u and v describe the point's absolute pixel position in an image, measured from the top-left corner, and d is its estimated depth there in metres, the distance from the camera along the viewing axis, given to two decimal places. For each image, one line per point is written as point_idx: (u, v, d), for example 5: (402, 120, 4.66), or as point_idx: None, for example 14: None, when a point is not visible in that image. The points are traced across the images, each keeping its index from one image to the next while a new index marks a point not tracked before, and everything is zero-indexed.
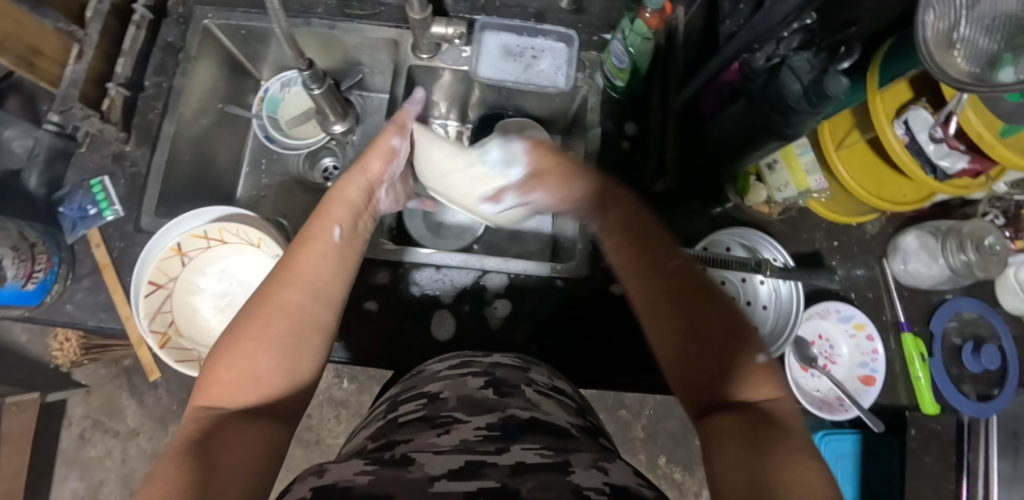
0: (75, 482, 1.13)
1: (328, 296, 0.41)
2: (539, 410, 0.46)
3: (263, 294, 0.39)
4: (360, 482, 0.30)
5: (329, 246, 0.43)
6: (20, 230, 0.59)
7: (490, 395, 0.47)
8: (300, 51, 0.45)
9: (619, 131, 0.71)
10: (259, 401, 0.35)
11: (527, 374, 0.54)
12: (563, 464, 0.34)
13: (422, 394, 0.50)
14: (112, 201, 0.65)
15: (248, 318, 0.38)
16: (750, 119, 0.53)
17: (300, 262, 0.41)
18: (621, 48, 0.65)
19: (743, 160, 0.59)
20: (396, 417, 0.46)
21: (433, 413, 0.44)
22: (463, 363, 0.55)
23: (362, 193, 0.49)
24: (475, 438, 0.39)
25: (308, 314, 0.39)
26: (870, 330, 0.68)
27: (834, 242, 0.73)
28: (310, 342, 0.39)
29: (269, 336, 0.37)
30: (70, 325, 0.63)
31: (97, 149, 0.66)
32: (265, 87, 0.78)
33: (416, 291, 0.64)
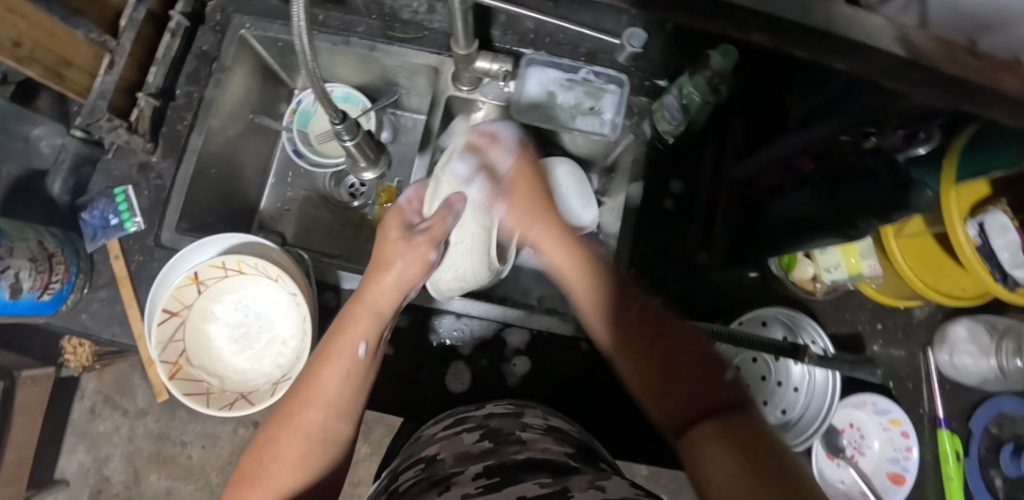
0: (83, 455, 1.16)
1: (349, 405, 0.42)
2: (533, 448, 0.46)
3: (282, 414, 0.40)
4: None
5: (352, 365, 0.43)
6: (39, 239, 0.58)
7: (485, 446, 0.47)
8: (333, 104, 0.42)
9: (663, 188, 0.68)
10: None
11: (521, 420, 0.52)
12: (561, 490, 0.36)
13: (421, 457, 0.50)
14: (134, 212, 0.63)
15: (268, 439, 0.39)
16: (810, 207, 0.49)
17: (317, 377, 0.42)
18: (674, 103, 0.61)
19: (794, 250, 0.54)
20: (396, 487, 0.46)
21: (431, 474, 0.45)
22: (457, 421, 0.54)
23: (391, 299, 0.48)
24: (475, 490, 0.39)
25: (330, 431, 0.41)
26: (906, 427, 0.64)
27: (878, 325, 0.69)
28: (329, 451, 0.40)
29: (292, 461, 0.38)
30: (83, 335, 0.63)
31: (124, 157, 0.64)
32: (299, 99, 0.76)
33: (434, 339, 0.62)
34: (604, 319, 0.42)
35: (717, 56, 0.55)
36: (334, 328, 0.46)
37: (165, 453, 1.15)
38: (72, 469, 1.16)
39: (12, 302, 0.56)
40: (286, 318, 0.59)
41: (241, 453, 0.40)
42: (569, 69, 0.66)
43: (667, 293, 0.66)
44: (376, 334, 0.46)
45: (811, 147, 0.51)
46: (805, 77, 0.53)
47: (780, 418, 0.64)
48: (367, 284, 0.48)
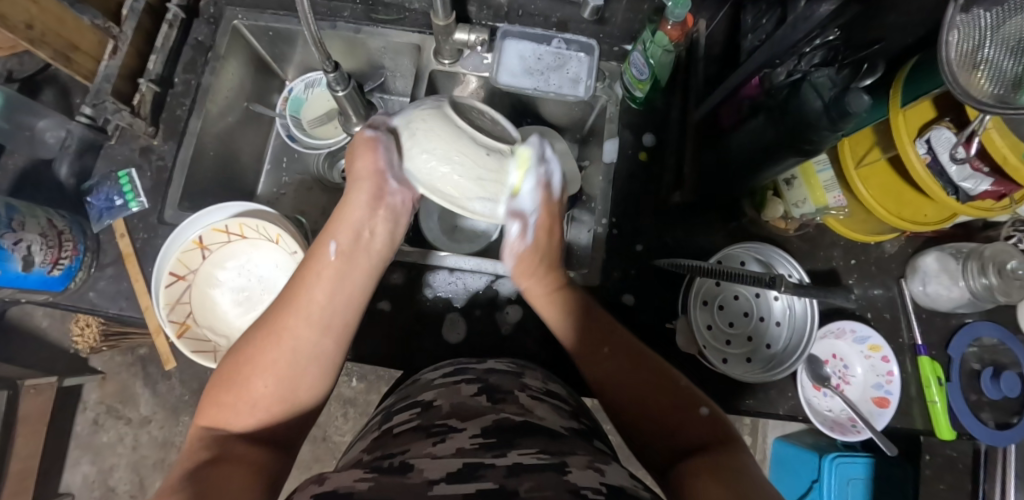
0: (87, 467, 1.15)
1: (336, 322, 0.45)
2: (532, 415, 0.46)
3: (265, 323, 0.43)
4: (360, 487, 0.32)
5: (326, 266, 0.45)
6: (49, 217, 0.61)
7: (482, 401, 0.48)
8: (326, 54, 0.46)
9: (637, 142, 0.72)
10: (259, 428, 0.40)
11: (521, 379, 0.54)
12: (559, 464, 0.35)
13: (416, 401, 0.51)
14: (138, 193, 0.67)
15: (251, 347, 0.42)
16: (773, 133, 0.54)
17: (304, 290, 0.44)
18: (641, 60, 0.65)
19: (764, 173, 0.58)
20: (391, 428, 0.47)
21: (427, 422, 0.45)
22: (458, 370, 0.56)
23: (366, 206, 0.48)
24: (471, 446, 0.39)
25: (305, 343, 0.43)
26: (886, 352, 0.66)
27: (852, 260, 0.72)
28: (313, 369, 0.43)
29: (270, 370, 0.41)
30: (91, 312, 0.65)
31: (127, 142, 0.68)
32: (290, 87, 0.79)
33: (430, 294, 0.65)
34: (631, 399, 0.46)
35: (673, 8, 0.58)
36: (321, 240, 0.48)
37: (169, 460, 1.14)
38: (77, 483, 1.15)
39: (24, 275, 0.58)
40: (287, 281, 0.62)
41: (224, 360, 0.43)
42: (541, 39, 0.70)
43: (647, 239, 0.70)
44: (353, 246, 0.47)
45: (765, 78, 0.56)
46: (752, 12, 0.58)
47: (766, 351, 0.67)
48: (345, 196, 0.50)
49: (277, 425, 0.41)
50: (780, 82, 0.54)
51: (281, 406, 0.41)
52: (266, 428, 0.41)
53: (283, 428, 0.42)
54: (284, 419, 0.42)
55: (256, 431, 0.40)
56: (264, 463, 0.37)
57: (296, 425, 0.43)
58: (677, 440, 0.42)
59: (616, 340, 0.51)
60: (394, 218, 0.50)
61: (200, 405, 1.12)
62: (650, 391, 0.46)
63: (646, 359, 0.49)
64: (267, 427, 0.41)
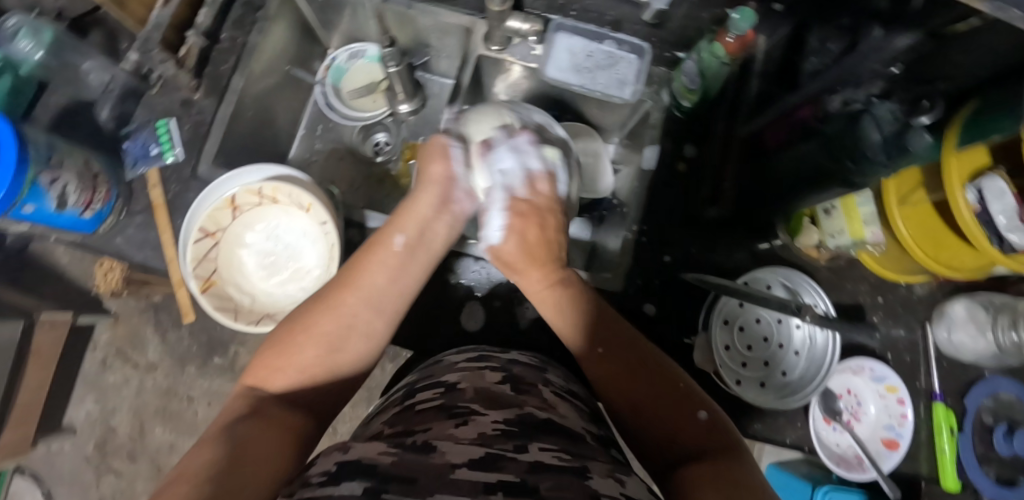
0: (91, 405, 1.17)
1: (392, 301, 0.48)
2: (555, 411, 0.47)
3: (324, 298, 0.45)
4: (383, 460, 0.32)
5: (390, 254, 0.49)
6: (86, 159, 0.61)
7: (506, 389, 0.48)
8: None
9: (676, 151, 0.71)
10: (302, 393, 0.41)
11: (544, 374, 0.54)
12: (581, 469, 0.35)
13: (439, 381, 0.51)
14: (175, 144, 0.67)
15: (305, 315, 0.44)
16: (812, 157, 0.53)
17: (364, 271, 0.47)
18: (694, 69, 0.64)
19: (805, 202, 0.57)
20: (412, 405, 0.47)
21: (450, 402, 0.45)
22: (479, 356, 0.56)
23: (433, 206, 0.53)
24: (493, 432, 0.40)
25: (357, 320, 0.45)
26: (901, 394, 0.66)
27: (879, 298, 0.71)
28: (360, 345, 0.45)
29: (325, 338, 0.43)
30: (116, 257, 0.66)
31: (168, 93, 0.68)
32: (333, 56, 0.80)
33: (455, 279, 0.65)
34: (624, 400, 0.44)
35: (738, 20, 0.56)
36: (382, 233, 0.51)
37: (170, 408, 1.16)
38: (80, 418, 1.17)
39: (58, 214, 0.59)
40: (312, 251, 0.62)
41: (273, 330, 0.44)
42: (594, 36, 0.69)
43: (675, 251, 0.70)
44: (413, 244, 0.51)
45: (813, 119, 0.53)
46: (819, 35, 0.55)
47: (782, 379, 0.66)
48: (412, 193, 0.54)
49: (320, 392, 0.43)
50: (837, 110, 0.51)
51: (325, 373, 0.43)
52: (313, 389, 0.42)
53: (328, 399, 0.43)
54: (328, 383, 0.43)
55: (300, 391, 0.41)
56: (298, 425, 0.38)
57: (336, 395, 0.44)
58: (685, 442, 0.39)
59: (612, 335, 0.47)
60: (456, 221, 0.54)
61: (207, 357, 1.14)
62: (658, 382, 0.43)
63: (652, 362, 0.45)
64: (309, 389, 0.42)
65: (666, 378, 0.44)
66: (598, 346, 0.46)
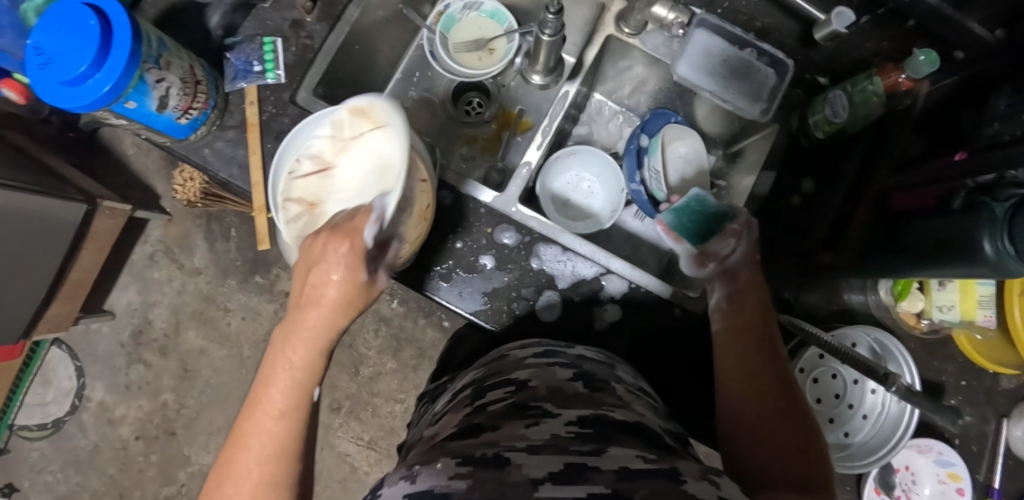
0: (133, 294, 1.20)
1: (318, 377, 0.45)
2: (632, 410, 0.44)
3: (233, 437, 0.41)
4: (457, 487, 0.30)
5: (275, 420, 0.41)
6: (191, 63, 0.58)
7: (580, 388, 0.46)
8: None
9: (794, 185, 0.66)
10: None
11: (614, 371, 0.52)
12: (671, 471, 0.33)
13: (510, 378, 0.49)
14: (278, 65, 0.64)
15: (224, 458, 0.41)
16: (955, 224, 0.48)
17: (260, 404, 0.41)
18: (842, 101, 0.59)
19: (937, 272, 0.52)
20: (483, 405, 0.46)
21: (523, 401, 0.44)
22: (548, 352, 0.54)
23: (325, 320, 0.43)
24: (568, 434, 0.38)
25: (269, 473, 0.40)
26: (963, 485, 0.63)
27: (962, 381, 0.67)
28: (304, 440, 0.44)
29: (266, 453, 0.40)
30: (201, 169, 0.64)
31: (280, 11, 0.66)
32: (448, 3, 0.75)
33: (536, 264, 0.63)
34: (741, 398, 0.46)
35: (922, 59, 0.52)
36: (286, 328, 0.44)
37: (206, 315, 1.19)
38: (120, 305, 1.21)
39: (155, 115, 0.56)
40: None
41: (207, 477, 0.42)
42: (737, 41, 0.65)
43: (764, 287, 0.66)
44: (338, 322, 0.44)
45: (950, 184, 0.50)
46: (1008, 99, 0.48)
47: (842, 439, 0.65)
48: (297, 311, 0.44)
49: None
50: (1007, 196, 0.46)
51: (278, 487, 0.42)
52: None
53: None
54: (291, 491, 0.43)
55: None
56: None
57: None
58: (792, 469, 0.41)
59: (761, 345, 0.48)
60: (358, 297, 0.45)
61: (249, 274, 1.17)
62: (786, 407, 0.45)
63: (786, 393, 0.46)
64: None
65: (792, 413, 0.44)
66: (749, 348, 0.48)
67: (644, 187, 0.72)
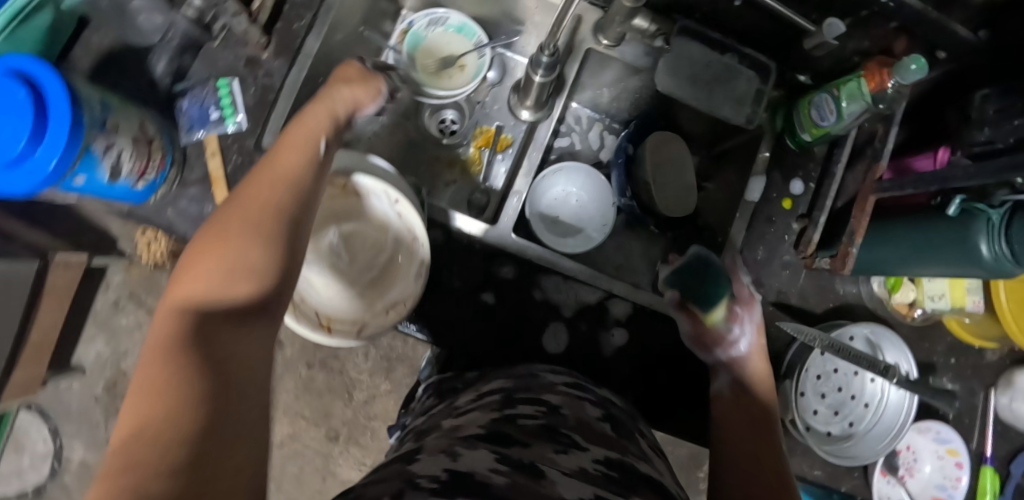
0: (101, 345, 1.13)
1: (248, 275, 0.34)
2: (654, 464, 0.44)
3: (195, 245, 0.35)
4: (497, 480, 0.31)
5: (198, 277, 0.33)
6: (141, 121, 0.54)
7: (607, 429, 0.46)
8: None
9: (784, 188, 0.66)
10: (130, 436, 0.22)
11: (639, 423, 0.52)
12: None
13: (540, 400, 0.48)
14: (237, 109, 0.59)
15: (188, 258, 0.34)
16: (951, 227, 0.49)
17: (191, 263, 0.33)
18: (829, 105, 0.59)
19: (939, 271, 0.52)
20: (514, 414, 0.44)
21: (553, 424, 0.43)
22: (580, 385, 0.53)
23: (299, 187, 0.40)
24: (596, 471, 0.37)
25: (221, 297, 0.32)
26: (961, 458, 0.66)
27: (952, 359, 0.70)
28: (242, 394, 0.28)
29: (155, 358, 0.27)
30: (166, 232, 0.59)
31: (231, 48, 0.60)
32: (410, 20, 0.73)
33: (539, 295, 0.61)
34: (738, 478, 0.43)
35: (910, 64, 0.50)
36: (219, 216, 0.36)
37: None
38: (89, 359, 1.13)
39: (109, 186, 0.52)
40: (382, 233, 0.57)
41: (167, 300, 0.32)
42: (717, 46, 0.64)
43: (768, 291, 0.65)
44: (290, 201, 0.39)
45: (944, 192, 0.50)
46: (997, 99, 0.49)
47: (846, 428, 0.66)
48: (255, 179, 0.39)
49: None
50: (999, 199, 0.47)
51: (178, 413, 0.24)
52: (155, 426, 0.23)
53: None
54: (195, 430, 0.23)
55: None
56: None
57: (217, 475, 0.23)
58: None
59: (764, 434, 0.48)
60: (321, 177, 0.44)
61: None
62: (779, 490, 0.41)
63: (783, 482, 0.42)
64: (132, 475, 0.20)
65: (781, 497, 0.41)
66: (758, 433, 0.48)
67: (636, 201, 0.72)
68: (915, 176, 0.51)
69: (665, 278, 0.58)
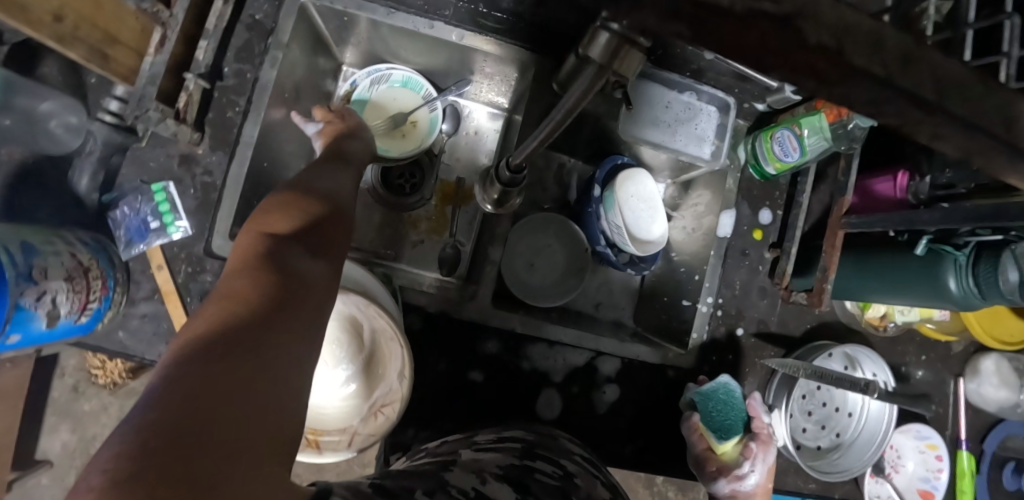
0: (67, 435, 0.94)
1: (307, 239, 0.39)
2: None
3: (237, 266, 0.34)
4: None
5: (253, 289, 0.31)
6: (71, 250, 0.48)
7: None
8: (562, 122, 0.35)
9: (753, 218, 0.68)
10: (200, 343, 0.26)
11: None
12: None
13: (558, 463, 0.47)
14: (178, 213, 0.55)
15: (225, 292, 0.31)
16: (918, 267, 0.50)
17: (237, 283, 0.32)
18: (792, 142, 0.60)
19: (916, 304, 0.54)
20: (531, 468, 0.43)
21: (566, 490, 0.41)
22: (594, 462, 0.51)
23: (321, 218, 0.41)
24: None
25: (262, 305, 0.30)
26: (941, 452, 0.70)
27: (923, 356, 0.73)
28: (302, 319, 0.32)
29: (237, 275, 0.33)
30: (121, 356, 0.54)
31: (161, 147, 0.55)
32: (353, 81, 0.67)
33: (528, 364, 0.60)
34: None
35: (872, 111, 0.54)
36: (256, 225, 0.39)
37: None
38: (55, 451, 0.95)
39: (49, 331, 0.48)
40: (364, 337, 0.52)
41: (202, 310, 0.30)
42: (674, 85, 0.63)
43: (748, 322, 0.67)
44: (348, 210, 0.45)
45: (914, 231, 0.52)
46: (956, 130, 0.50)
47: (834, 439, 0.69)
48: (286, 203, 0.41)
49: (194, 440, 0.21)
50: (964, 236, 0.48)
51: (238, 338, 0.27)
52: (223, 341, 0.26)
53: (218, 461, 0.21)
54: (248, 358, 0.26)
55: (139, 428, 0.21)
56: (166, 416, 0.21)
57: (251, 415, 0.24)
58: None
59: None
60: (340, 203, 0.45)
61: None
62: None
63: None
64: (191, 378, 0.23)
65: None
66: None
67: (610, 247, 0.69)
68: (883, 215, 0.53)
69: (686, 398, 0.61)
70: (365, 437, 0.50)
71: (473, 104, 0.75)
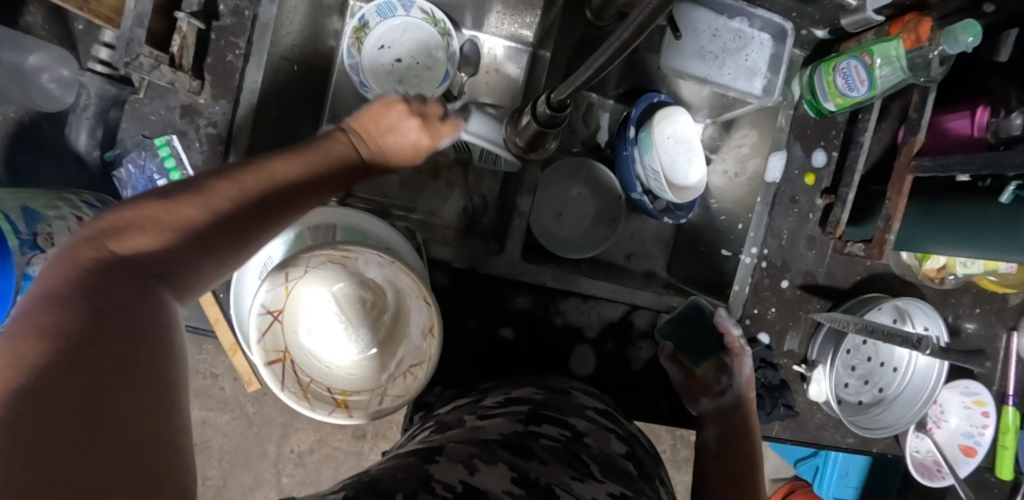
0: None
1: (179, 257, 0.28)
2: None
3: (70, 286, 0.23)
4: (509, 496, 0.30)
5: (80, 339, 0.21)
6: (76, 214, 0.46)
7: (633, 468, 0.40)
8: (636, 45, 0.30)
9: (805, 161, 0.61)
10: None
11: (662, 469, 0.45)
12: None
13: (566, 422, 0.42)
14: (187, 170, 0.51)
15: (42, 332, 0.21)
16: (999, 216, 0.46)
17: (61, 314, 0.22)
18: (860, 73, 0.53)
19: (982, 256, 0.48)
20: (534, 430, 0.39)
21: (575, 449, 0.38)
22: (610, 414, 0.48)
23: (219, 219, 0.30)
24: None
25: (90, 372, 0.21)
26: (988, 408, 0.69)
27: (977, 309, 0.68)
28: (155, 406, 0.22)
29: (63, 308, 0.22)
30: None
31: (160, 98, 0.51)
32: (360, 13, 0.60)
33: (560, 320, 0.58)
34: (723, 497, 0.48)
35: (965, 34, 0.46)
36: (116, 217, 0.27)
37: None
38: None
39: None
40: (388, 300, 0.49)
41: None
42: (724, 9, 0.56)
43: (794, 274, 0.62)
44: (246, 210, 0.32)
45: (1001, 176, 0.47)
46: None
47: (876, 394, 0.66)
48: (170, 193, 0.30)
49: None
50: None
51: (44, 472, 0.17)
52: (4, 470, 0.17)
53: None
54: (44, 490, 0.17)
55: None
56: None
57: None
58: None
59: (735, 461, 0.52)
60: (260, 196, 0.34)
61: None
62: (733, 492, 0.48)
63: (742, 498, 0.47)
64: None
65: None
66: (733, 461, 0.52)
67: (647, 192, 0.63)
68: (963, 156, 0.47)
69: (661, 328, 0.58)
70: (394, 398, 0.44)
71: (492, 38, 0.67)
